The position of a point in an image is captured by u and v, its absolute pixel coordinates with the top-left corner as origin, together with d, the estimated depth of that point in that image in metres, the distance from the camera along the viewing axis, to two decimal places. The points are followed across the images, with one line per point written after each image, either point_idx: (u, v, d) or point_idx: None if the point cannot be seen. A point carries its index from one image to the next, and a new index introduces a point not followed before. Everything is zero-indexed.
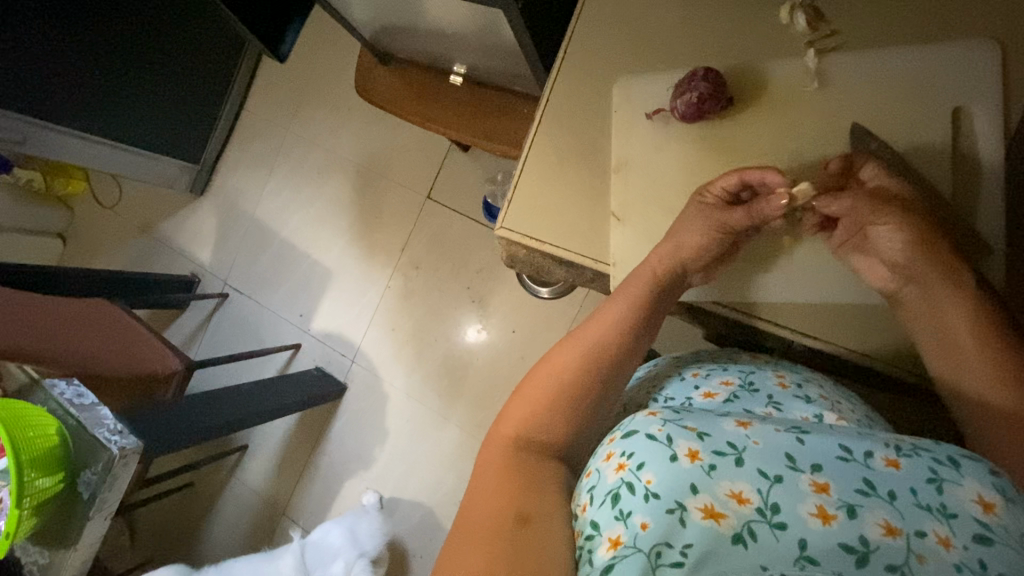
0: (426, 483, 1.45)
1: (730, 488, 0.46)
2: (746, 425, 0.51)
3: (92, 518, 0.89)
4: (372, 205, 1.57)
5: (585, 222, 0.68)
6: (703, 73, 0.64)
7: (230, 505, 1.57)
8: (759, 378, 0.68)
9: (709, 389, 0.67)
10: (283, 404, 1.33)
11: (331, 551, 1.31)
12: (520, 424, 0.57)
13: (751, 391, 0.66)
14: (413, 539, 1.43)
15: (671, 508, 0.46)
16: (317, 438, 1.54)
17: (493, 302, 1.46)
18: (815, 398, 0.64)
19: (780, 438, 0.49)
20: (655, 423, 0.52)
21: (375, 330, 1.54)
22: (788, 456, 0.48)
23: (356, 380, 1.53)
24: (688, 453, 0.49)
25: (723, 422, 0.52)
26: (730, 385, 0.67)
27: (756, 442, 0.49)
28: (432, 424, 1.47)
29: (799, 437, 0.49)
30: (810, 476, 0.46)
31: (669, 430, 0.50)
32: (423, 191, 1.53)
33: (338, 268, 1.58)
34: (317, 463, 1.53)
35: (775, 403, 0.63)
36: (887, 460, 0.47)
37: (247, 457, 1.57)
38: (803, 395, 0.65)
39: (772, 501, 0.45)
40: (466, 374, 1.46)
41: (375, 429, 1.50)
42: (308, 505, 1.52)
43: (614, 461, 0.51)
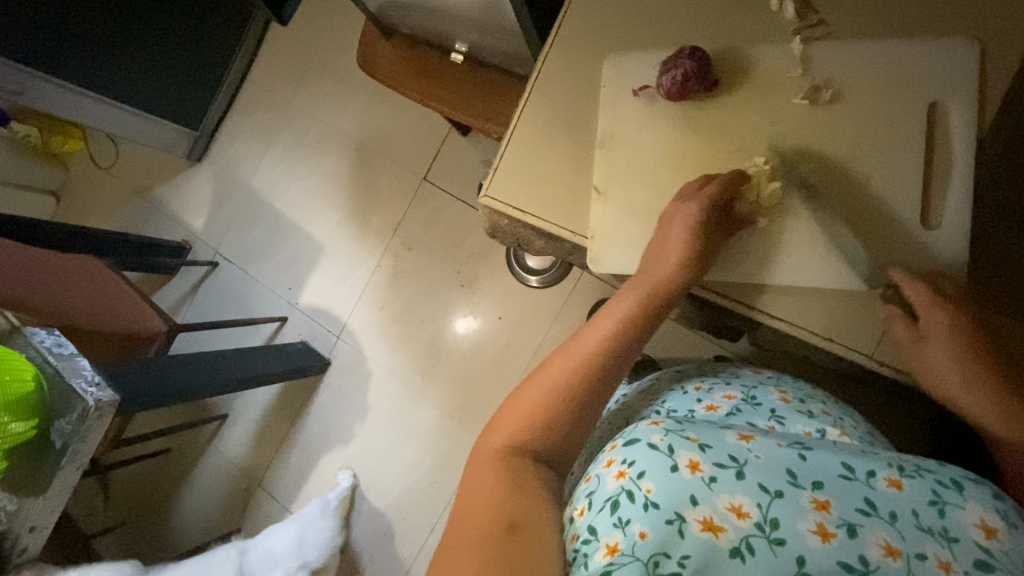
0: (406, 464, 1.46)
1: (729, 501, 0.48)
2: (748, 439, 0.54)
3: (63, 467, 0.89)
4: (367, 182, 1.57)
5: (569, 197, 0.69)
6: (689, 51, 0.64)
7: (206, 474, 1.57)
8: (761, 392, 0.70)
9: (712, 401, 0.69)
10: (266, 371, 1.33)
11: (273, 556, 1.23)
12: (512, 431, 0.54)
13: (753, 404, 0.68)
14: (388, 518, 1.44)
15: (670, 518, 0.48)
16: (298, 410, 1.54)
17: (483, 287, 1.47)
18: (818, 413, 0.67)
19: (780, 454, 0.52)
20: (657, 434, 0.54)
21: (363, 307, 1.55)
22: (788, 471, 0.50)
23: (340, 355, 1.54)
24: (689, 464, 0.51)
25: (725, 436, 0.54)
26: (733, 399, 0.69)
27: (758, 456, 0.51)
28: (415, 406, 1.47)
29: (801, 454, 0.52)
30: (810, 493, 0.48)
31: (670, 441, 0.53)
32: (420, 171, 1.53)
33: (330, 243, 1.59)
34: (298, 437, 1.53)
35: (778, 417, 0.65)
36: (890, 481, 0.49)
37: (228, 427, 1.57)
38: (805, 410, 0.67)
39: (770, 516, 0.47)
40: (451, 357, 1.47)
41: (358, 406, 1.51)
42: (286, 478, 1.52)
43: (616, 469, 0.54)
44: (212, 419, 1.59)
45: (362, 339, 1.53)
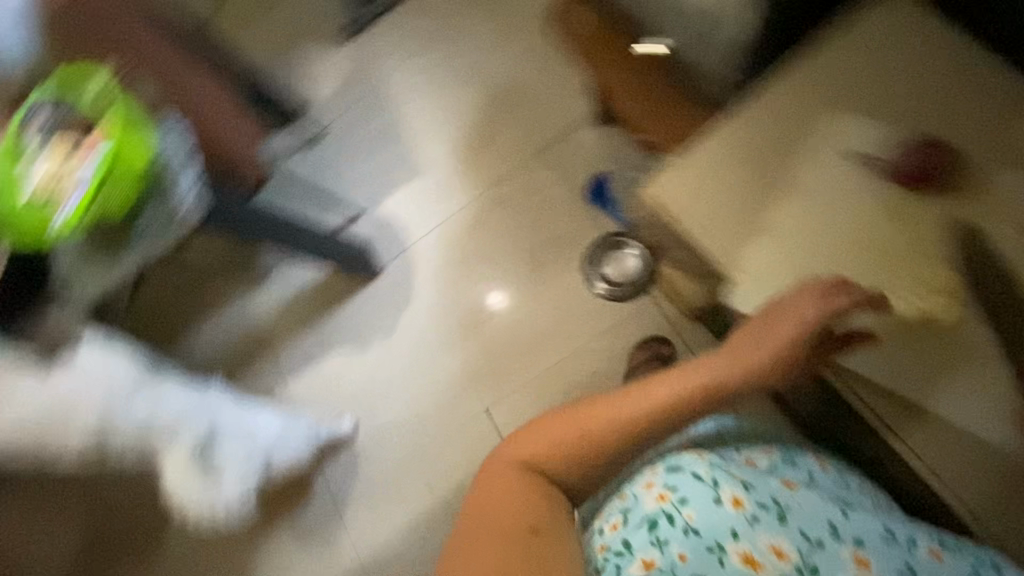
0: (405, 396, 1.47)
1: (769, 542, 0.73)
2: (788, 488, 0.80)
3: (130, 256, 0.93)
4: (490, 130, 1.57)
5: (740, 223, 0.90)
6: (919, 144, 0.87)
7: (226, 315, 1.60)
8: (800, 458, 0.88)
9: (750, 456, 0.88)
10: (332, 250, 1.40)
11: (242, 430, 1.20)
12: (533, 453, 0.77)
13: (791, 464, 0.87)
14: (371, 435, 1.46)
15: (711, 547, 0.73)
16: (333, 300, 1.56)
17: (549, 276, 1.46)
18: (849, 484, 0.86)
19: (821, 509, 0.77)
20: (699, 467, 0.81)
21: (432, 242, 1.55)
22: (830, 523, 0.75)
23: (394, 270, 1.55)
24: (732, 500, 0.77)
25: (768, 482, 0.80)
26: (769, 457, 0.87)
27: (794, 506, 0.77)
28: (436, 354, 1.48)
29: (842, 511, 0.77)
30: (849, 547, 0.73)
31: (715, 478, 0.79)
32: (544, 140, 1.53)
33: (432, 164, 1.59)
34: (317, 329, 1.55)
35: (812, 478, 0.84)
36: (930, 552, 0.75)
37: (260, 290, 1.60)
38: (839, 481, 0.86)
39: (808, 559, 0.72)
40: (493, 320, 1.47)
41: (388, 323, 1.52)
42: (295, 354, 1.55)
43: (656, 491, 0.80)
44: (249, 276, 1.61)
45: (417, 271, 1.54)
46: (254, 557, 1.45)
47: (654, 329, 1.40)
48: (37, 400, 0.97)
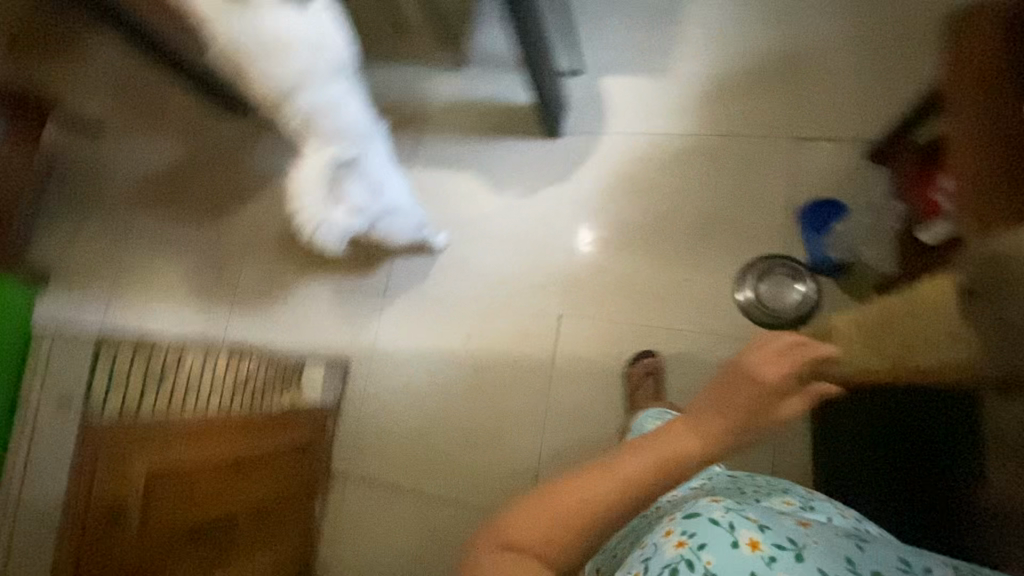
0: (500, 252, 1.44)
1: None
2: (805, 527, 0.57)
3: None
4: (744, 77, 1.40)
5: None
6: None
7: (408, 73, 1.57)
8: (819, 504, 0.74)
9: (777, 503, 0.70)
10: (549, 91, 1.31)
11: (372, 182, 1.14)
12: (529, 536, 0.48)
13: (807, 509, 0.72)
14: (451, 261, 1.46)
15: None
16: (500, 126, 1.50)
17: (694, 249, 1.34)
18: (871, 529, 0.69)
19: (839, 544, 0.54)
20: (718, 511, 0.55)
21: (619, 147, 1.43)
22: (851, 558, 0.52)
23: (571, 142, 1.46)
24: (750, 541, 0.52)
25: (784, 521, 0.57)
26: (791, 506, 0.72)
27: (815, 542, 0.53)
28: (541, 238, 1.43)
29: (858, 544, 0.54)
30: None
31: (732, 518, 0.54)
32: (799, 129, 1.35)
33: (678, 73, 1.44)
34: (460, 141, 1.52)
35: (832, 521, 0.67)
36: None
37: (450, 73, 1.55)
38: (862, 526, 0.70)
39: None
40: (620, 247, 1.38)
41: (532, 182, 1.46)
42: (436, 147, 1.53)
43: (675, 538, 0.53)
44: (449, 54, 1.56)
45: (586, 161, 1.44)
46: (286, 271, 1.58)
47: None
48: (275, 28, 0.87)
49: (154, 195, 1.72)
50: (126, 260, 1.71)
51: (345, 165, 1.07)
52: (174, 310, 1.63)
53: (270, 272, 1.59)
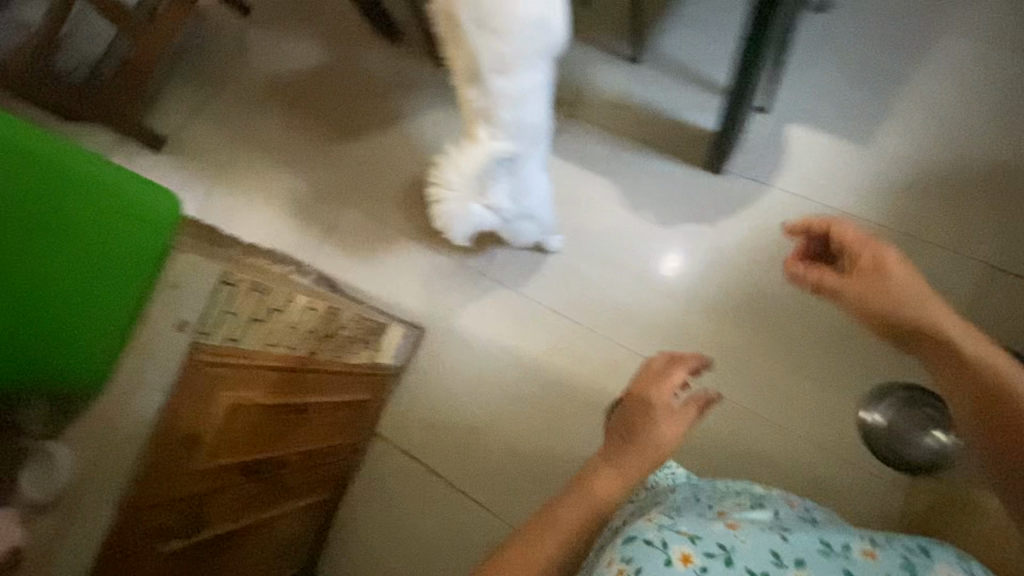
0: (612, 274, 1.34)
1: None
2: (733, 527, 0.74)
3: None
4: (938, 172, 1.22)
5: None
6: None
7: (573, 55, 1.46)
8: (768, 500, 0.90)
9: (721, 508, 0.84)
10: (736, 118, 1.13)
11: (519, 186, 1.01)
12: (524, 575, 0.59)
13: (757, 505, 0.87)
14: (557, 265, 1.37)
15: None
16: (655, 142, 1.37)
17: (810, 336, 1.23)
18: (817, 518, 0.86)
19: (761, 539, 0.72)
20: (653, 536, 0.69)
21: (779, 204, 1.29)
22: (772, 551, 0.71)
23: (729, 183, 1.31)
24: (683, 557, 0.67)
25: (714, 527, 0.73)
26: (741, 504, 0.87)
27: (742, 541, 0.71)
28: (658, 267, 1.32)
29: (780, 536, 0.73)
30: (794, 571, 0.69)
31: (669, 538, 0.69)
32: (992, 252, 1.18)
33: (875, 146, 1.27)
34: (601, 139, 1.40)
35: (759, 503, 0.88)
36: (865, 551, 0.74)
37: (618, 68, 1.43)
38: (806, 515, 0.86)
39: None
40: (742, 314, 1.27)
41: (670, 211, 1.33)
42: (578, 142, 1.41)
43: (617, 567, 0.67)
44: (624, 48, 1.43)
45: (739, 208, 1.31)
46: (389, 213, 1.56)
47: (850, 496, 1.15)
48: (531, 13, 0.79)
49: (288, 102, 1.72)
50: (237, 147, 1.74)
51: (508, 162, 0.95)
52: (265, 209, 1.65)
53: (365, 205, 1.58)
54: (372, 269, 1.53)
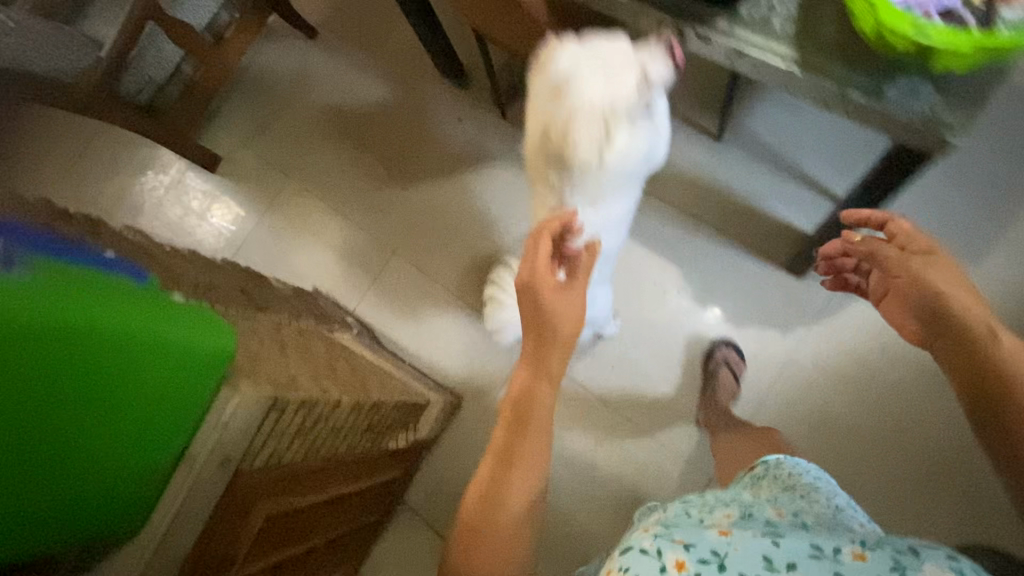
0: (669, 370, 1.27)
1: None
2: (724, 536, 0.71)
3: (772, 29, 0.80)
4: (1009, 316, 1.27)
5: None
6: None
7: None
8: (756, 506, 0.82)
9: (711, 516, 0.79)
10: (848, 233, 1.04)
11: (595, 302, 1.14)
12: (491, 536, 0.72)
13: (749, 513, 0.79)
14: (609, 352, 1.29)
15: None
16: (731, 233, 1.29)
17: (866, 467, 1.17)
18: (808, 517, 0.79)
19: (755, 547, 0.69)
20: (647, 546, 0.70)
21: (857, 318, 1.22)
22: (766, 561, 0.67)
23: (807, 291, 1.24)
24: (674, 564, 0.66)
25: (706, 536, 0.72)
26: (728, 514, 0.79)
27: (735, 549, 0.69)
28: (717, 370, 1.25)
29: (773, 543, 0.70)
30: None
31: (659, 548, 0.69)
32: None
33: None
34: (669, 220, 1.31)
35: (744, 511, 0.80)
36: (856, 555, 0.69)
37: (701, 146, 1.33)
38: (797, 519, 0.77)
39: None
40: (801, 433, 1.20)
41: (739, 313, 1.26)
42: (647, 220, 1.33)
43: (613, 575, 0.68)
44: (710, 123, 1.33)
45: (814, 320, 1.23)
46: (438, 269, 1.53)
47: None
48: (619, 166, 0.83)
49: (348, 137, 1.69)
50: (288, 177, 1.71)
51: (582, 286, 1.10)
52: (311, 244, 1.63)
53: (411, 255, 1.55)
54: (414, 320, 1.51)
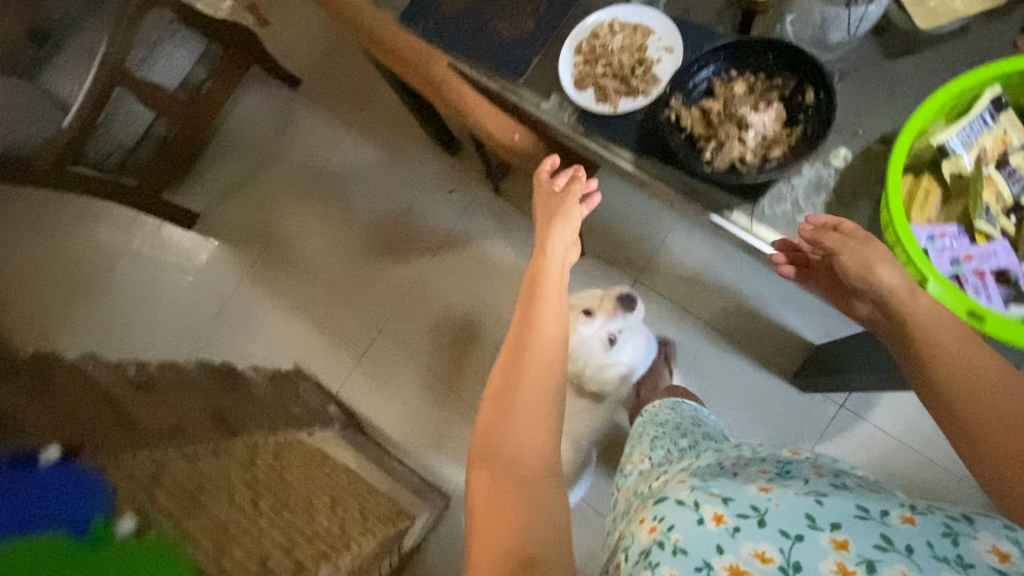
0: None
1: (753, 549, 0.54)
2: (767, 491, 0.61)
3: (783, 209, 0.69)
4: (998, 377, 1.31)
5: None
6: None
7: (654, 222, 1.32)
8: (795, 467, 0.73)
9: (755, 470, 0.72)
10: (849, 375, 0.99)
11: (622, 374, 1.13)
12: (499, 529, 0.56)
13: (786, 471, 0.71)
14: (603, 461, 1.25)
15: (699, 565, 0.54)
16: (731, 341, 1.24)
17: None
18: (847, 482, 0.69)
19: (798, 501, 0.58)
20: (686, 496, 0.61)
21: (861, 438, 1.17)
22: (808, 515, 0.56)
23: (809, 406, 1.20)
24: (713, 517, 0.57)
25: (746, 489, 0.61)
26: (767, 470, 0.71)
27: (777, 505, 0.58)
28: None
29: (816, 500, 0.58)
30: (830, 535, 0.54)
31: (697, 499, 0.60)
32: None
33: None
34: (669, 320, 1.26)
35: (782, 468, 0.72)
36: (902, 517, 0.55)
37: (702, 247, 1.28)
38: (839, 484, 0.67)
39: (793, 560, 0.53)
40: None
41: (740, 425, 1.21)
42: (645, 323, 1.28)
43: (649, 525, 0.60)
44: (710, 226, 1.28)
45: (817, 438, 1.19)
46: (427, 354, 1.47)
47: None
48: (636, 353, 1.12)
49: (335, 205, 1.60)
50: (269, 244, 1.62)
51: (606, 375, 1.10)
52: (294, 319, 1.56)
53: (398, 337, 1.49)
54: (402, 403, 1.46)
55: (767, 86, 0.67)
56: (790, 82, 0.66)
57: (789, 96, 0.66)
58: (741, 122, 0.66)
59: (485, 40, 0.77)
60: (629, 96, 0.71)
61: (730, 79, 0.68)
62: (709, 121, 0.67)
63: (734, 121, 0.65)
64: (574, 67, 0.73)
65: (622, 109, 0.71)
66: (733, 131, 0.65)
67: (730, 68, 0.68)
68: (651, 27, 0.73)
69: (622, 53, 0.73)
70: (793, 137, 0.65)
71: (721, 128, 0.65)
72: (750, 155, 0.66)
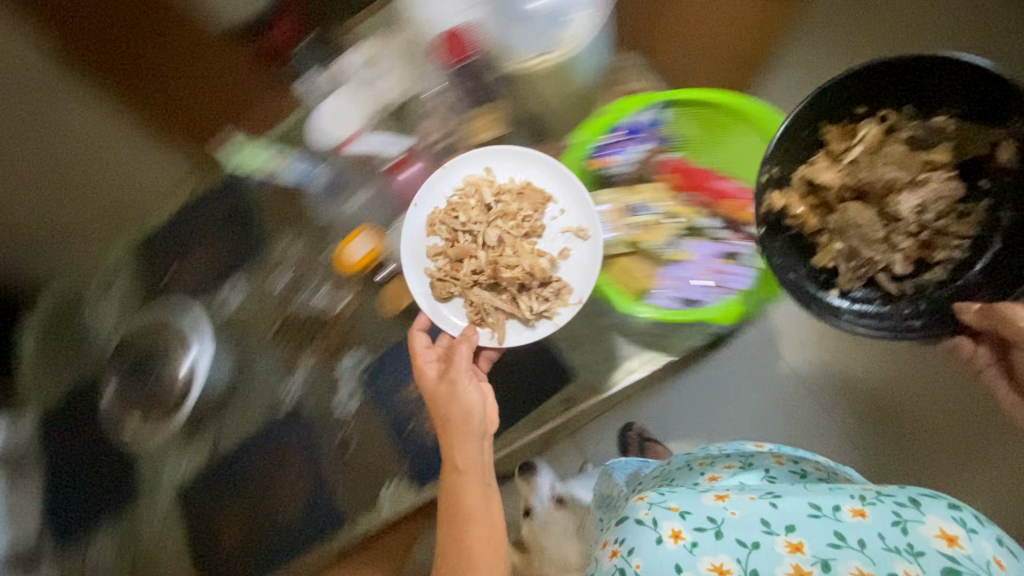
0: None
1: (712, 562, 0.52)
2: (723, 497, 0.57)
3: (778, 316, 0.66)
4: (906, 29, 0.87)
5: None
6: None
7: None
8: (759, 458, 0.68)
9: (713, 474, 0.66)
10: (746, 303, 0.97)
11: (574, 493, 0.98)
12: None
13: (749, 463, 0.67)
14: None
15: None
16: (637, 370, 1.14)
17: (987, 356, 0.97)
18: (810, 470, 0.65)
19: (756, 504, 0.56)
20: (642, 509, 0.57)
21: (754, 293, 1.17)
22: (763, 521, 0.54)
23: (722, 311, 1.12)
24: (670, 534, 0.54)
25: (703, 495, 0.57)
26: (733, 467, 0.66)
27: (734, 513, 0.55)
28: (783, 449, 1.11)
29: (773, 501, 0.56)
30: (785, 539, 0.52)
31: (653, 514, 0.56)
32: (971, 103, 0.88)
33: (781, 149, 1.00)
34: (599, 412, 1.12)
35: (745, 459, 0.68)
36: (855, 511, 0.53)
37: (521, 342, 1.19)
38: (799, 471, 0.65)
39: (751, 566, 0.52)
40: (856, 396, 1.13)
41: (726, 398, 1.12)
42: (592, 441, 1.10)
43: (609, 549, 0.56)
44: None
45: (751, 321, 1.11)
46: None
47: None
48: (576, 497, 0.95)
49: None
50: None
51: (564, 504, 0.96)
52: None
53: None
54: None
55: (893, 128, 0.60)
56: (917, 120, 0.59)
57: (929, 132, 0.60)
58: (882, 194, 0.61)
59: (330, 526, 0.75)
60: (517, 317, 0.73)
61: (851, 142, 0.61)
62: (832, 202, 0.62)
63: (860, 136, 0.60)
64: (426, 245, 0.75)
65: (509, 339, 0.72)
66: (866, 211, 0.61)
67: (857, 111, 0.60)
68: (550, 196, 0.75)
69: (524, 254, 0.72)
70: (956, 220, 0.59)
71: (851, 211, 0.61)
72: (905, 246, 0.61)
